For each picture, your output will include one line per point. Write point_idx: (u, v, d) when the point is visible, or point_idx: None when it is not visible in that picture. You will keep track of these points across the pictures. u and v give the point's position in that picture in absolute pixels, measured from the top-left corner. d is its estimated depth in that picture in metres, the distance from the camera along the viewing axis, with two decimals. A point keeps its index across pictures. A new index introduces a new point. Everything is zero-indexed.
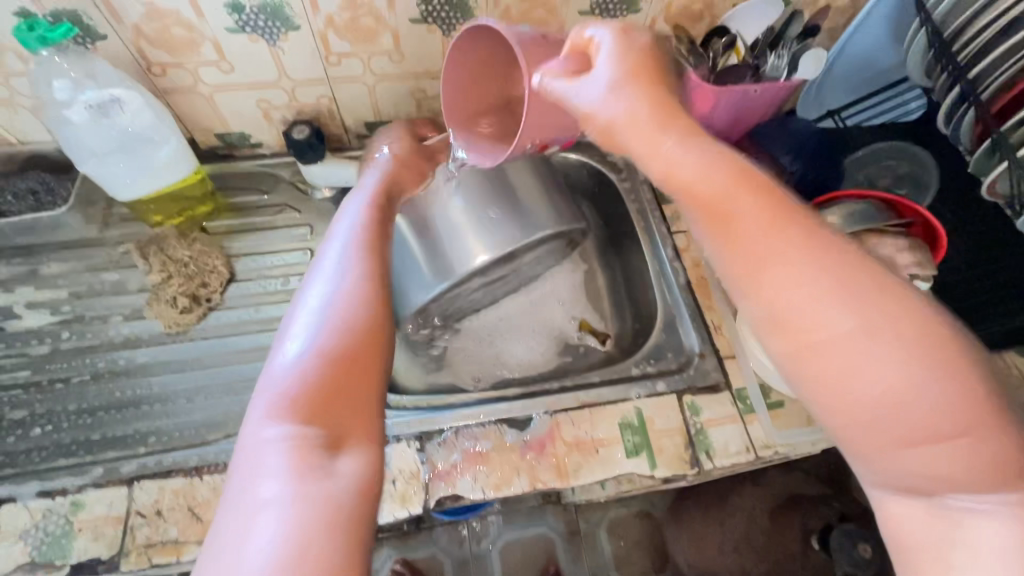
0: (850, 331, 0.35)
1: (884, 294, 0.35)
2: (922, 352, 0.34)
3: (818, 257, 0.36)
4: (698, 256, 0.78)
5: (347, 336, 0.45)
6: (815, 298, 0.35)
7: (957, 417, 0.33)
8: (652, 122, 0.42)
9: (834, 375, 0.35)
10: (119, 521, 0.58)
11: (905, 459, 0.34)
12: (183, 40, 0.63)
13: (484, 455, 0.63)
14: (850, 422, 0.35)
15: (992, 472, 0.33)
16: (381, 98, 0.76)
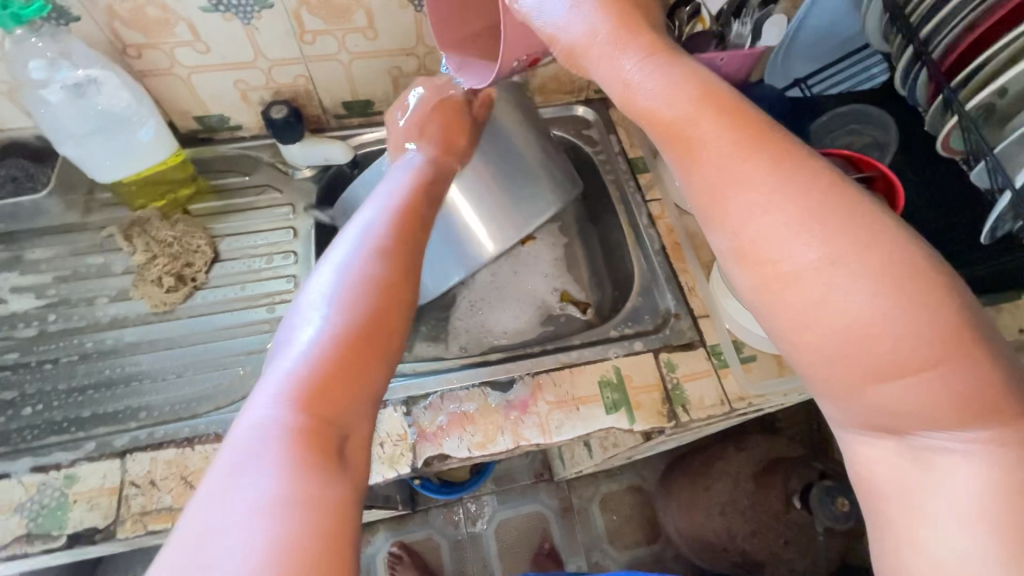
0: (816, 260, 0.34)
1: (851, 222, 0.34)
2: (887, 278, 0.33)
3: (788, 184, 0.36)
4: (672, 223, 0.80)
5: (360, 318, 0.42)
6: (777, 223, 0.35)
7: (929, 347, 0.32)
8: (613, 42, 0.44)
9: (799, 304, 0.35)
10: (114, 492, 0.59)
11: (871, 392, 0.34)
12: (158, 20, 0.64)
13: (469, 416, 0.65)
14: (815, 351, 0.35)
15: (964, 410, 0.32)
16: (357, 76, 0.77)
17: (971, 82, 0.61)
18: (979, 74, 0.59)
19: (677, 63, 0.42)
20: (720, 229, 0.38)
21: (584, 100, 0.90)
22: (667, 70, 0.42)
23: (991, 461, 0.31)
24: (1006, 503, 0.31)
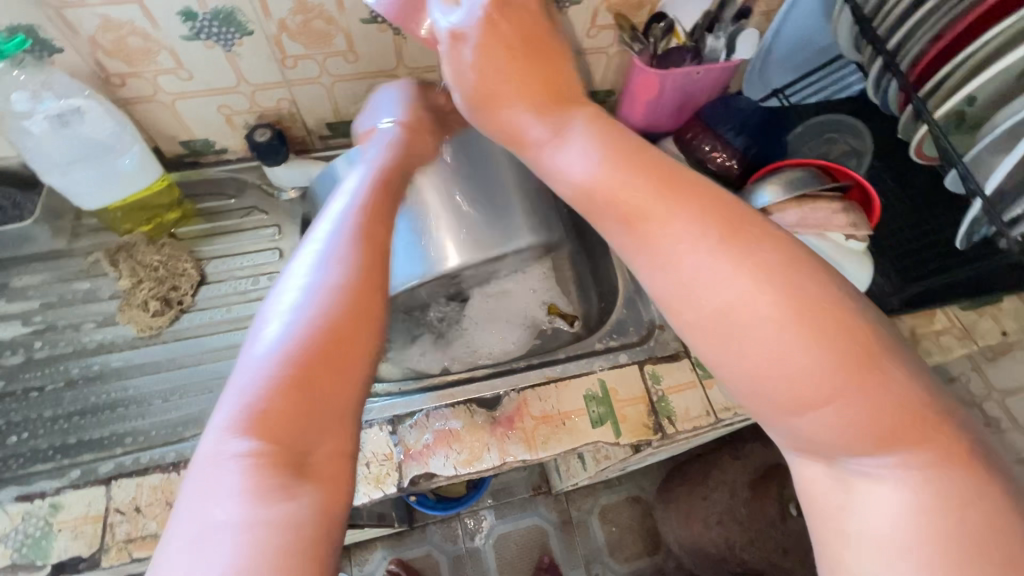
0: (734, 299, 0.36)
1: (765, 266, 0.36)
2: (793, 314, 0.35)
3: (709, 229, 0.38)
4: None
5: (317, 334, 0.38)
6: (706, 266, 0.37)
7: (834, 377, 0.34)
8: (517, 109, 0.46)
9: (726, 340, 0.36)
10: (99, 519, 0.59)
11: (795, 418, 0.35)
12: (140, 49, 0.65)
13: (455, 433, 0.65)
14: (744, 384, 0.36)
15: (870, 433, 0.33)
16: (340, 98, 0.78)
17: (938, 90, 0.62)
18: (944, 85, 0.61)
19: (583, 121, 0.46)
20: (646, 270, 0.40)
21: None
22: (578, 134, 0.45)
23: (905, 478, 0.33)
24: (923, 515, 0.32)
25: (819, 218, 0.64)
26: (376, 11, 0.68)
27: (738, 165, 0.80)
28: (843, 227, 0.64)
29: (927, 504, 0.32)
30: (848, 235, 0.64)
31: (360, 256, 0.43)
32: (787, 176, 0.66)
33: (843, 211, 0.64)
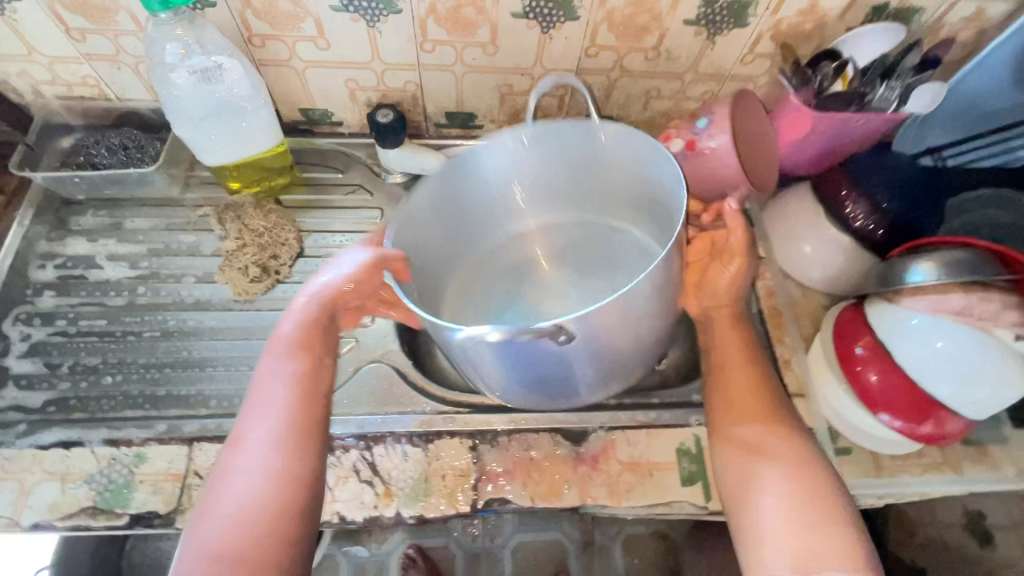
0: (762, 448, 0.56)
1: (787, 425, 0.58)
2: (804, 467, 0.54)
3: (755, 402, 0.59)
4: (773, 286, 0.76)
5: (269, 492, 0.48)
6: (747, 426, 0.58)
7: (819, 512, 0.51)
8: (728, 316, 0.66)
9: (748, 477, 0.55)
10: (178, 479, 0.59)
11: (776, 535, 0.51)
12: (288, 14, 0.64)
13: (536, 463, 0.62)
14: (749, 513, 0.53)
15: (845, 555, 0.49)
16: (466, 89, 0.75)
17: None
18: None
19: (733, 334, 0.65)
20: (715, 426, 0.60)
21: None
22: (712, 332, 0.66)
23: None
24: None
25: (986, 311, 0.56)
26: (530, 6, 0.64)
27: (883, 232, 0.70)
28: (1014, 324, 0.55)
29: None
30: (1018, 336, 0.55)
31: (307, 435, 0.52)
32: (948, 254, 0.57)
33: (1017, 308, 0.55)
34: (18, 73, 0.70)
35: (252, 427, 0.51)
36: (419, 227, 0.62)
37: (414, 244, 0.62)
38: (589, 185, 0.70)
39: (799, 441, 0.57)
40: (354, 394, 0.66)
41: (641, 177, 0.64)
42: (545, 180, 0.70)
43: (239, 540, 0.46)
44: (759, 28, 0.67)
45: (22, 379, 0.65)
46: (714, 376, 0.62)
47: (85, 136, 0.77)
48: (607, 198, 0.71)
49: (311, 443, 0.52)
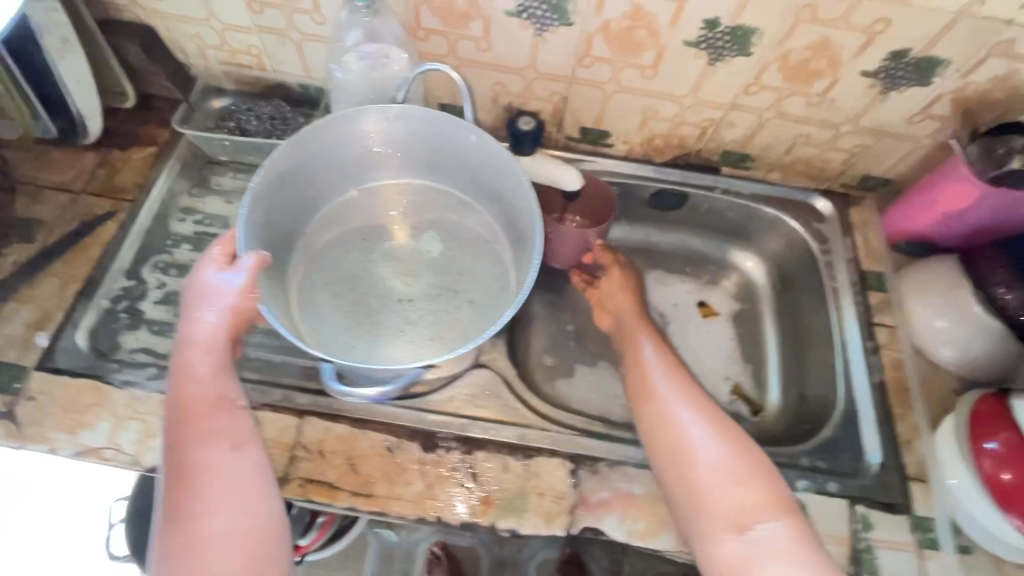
0: (687, 419, 0.59)
1: (693, 395, 0.61)
2: (713, 420, 0.59)
3: (678, 382, 0.63)
4: (898, 358, 0.72)
5: (212, 451, 0.49)
6: (671, 403, 0.61)
7: (744, 466, 0.55)
8: (650, 334, 0.69)
9: (679, 449, 0.57)
10: (287, 449, 0.61)
11: (711, 503, 0.54)
12: (462, 12, 0.64)
13: (635, 499, 0.61)
14: (686, 490, 0.56)
15: (773, 504, 0.53)
16: (610, 107, 0.74)
17: None
18: None
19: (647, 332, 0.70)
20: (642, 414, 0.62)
21: (824, 191, 0.83)
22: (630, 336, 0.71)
23: (786, 533, 0.52)
24: (799, 553, 0.51)
25: None
26: (705, 36, 0.62)
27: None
28: None
29: (792, 543, 0.51)
30: None
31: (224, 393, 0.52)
32: None
33: None
34: (190, 34, 0.74)
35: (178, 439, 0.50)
36: (270, 182, 0.61)
37: (259, 218, 0.61)
38: (447, 162, 0.70)
39: (718, 415, 0.60)
40: (460, 395, 0.66)
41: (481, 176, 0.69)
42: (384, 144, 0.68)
43: (207, 498, 0.47)
44: (942, 89, 0.63)
45: (154, 325, 0.68)
46: (633, 362, 0.67)
47: (233, 101, 0.80)
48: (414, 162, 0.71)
49: (244, 480, 0.49)
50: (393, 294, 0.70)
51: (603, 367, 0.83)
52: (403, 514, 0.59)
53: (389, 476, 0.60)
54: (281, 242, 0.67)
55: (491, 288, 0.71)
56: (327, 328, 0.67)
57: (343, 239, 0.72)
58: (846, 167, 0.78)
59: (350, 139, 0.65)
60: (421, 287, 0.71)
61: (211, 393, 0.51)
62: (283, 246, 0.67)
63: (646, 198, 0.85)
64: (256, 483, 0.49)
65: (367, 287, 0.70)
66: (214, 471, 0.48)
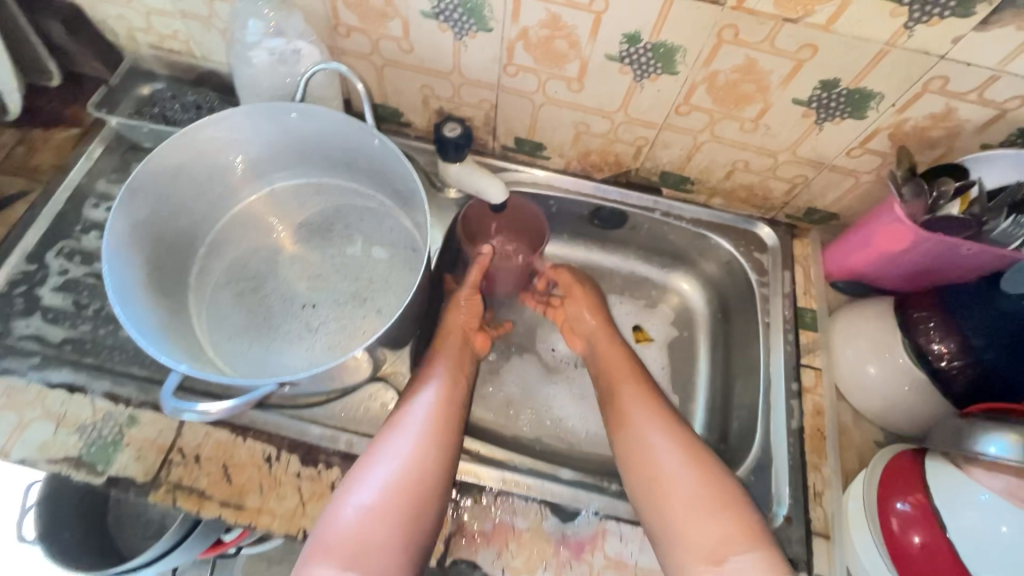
0: (660, 445, 0.60)
1: (665, 425, 0.62)
2: (685, 446, 0.60)
3: (648, 407, 0.65)
4: (822, 403, 0.68)
5: (409, 480, 0.56)
6: (651, 430, 0.62)
7: (718, 490, 0.56)
8: (624, 358, 0.72)
9: (655, 472, 0.59)
10: (161, 452, 0.59)
11: (688, 533, 0.54)
12: (378, 11, 0.61)
13: (517, 533, 0.58)
14: (658, 514, 0.57)
15: (746, 534, 0.53)
16: (541, 119, 0.71)
17: None
18: None
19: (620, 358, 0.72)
20: (620, 439, 0.64)
21: (770, 220, 0.79)
22: (602, 357, 0.73)
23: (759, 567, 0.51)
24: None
25: None
26: (627, 51, 0.59)
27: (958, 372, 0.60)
28: None
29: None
30: None
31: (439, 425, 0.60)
32: None
33: None
34: (116, 16, 0.72)
35: (386, 469, 0.56)
36: (157, 180, 0.60)
37: (142, 213, 0.60)
38: (361, 164, 0.69)
39: (693, 442, 0.61)
40: (354, 409, 0.65)
41: (397, 176, 0.67)
42: (291, 141, 0.66)
43: (376, 515, 0.54)
44: (879, 124, 0.59)
45: (49, 313, 0.66)
46: (609, 394, 0.69)
47: (164, 86, 0.79)
48: (330, 162, 0.70)
49: (426, 494, 0.55)
50: (297, 298, 0.68)
51: (525, 387, 0.80)
52: (272, 530, 0.57)
53: (263, 488, 0.58)
54: (179, 236, 0.66)
55: (400, 297, 0.69)
56: (219, 328, 0.66)
57: (254, 240, 0.71)
58: (789, 197, 0.74)
59: (243, 134, 0.63)
60: (326, 292, 0.69)
61: (445, 422, 0.61)
62: (183, 242, 0.67)
63: (585, 214, 0.82)
64: (414, 496, 0.55)
65: (270, 289, 0.69)
66: (421, 493, 0.55)
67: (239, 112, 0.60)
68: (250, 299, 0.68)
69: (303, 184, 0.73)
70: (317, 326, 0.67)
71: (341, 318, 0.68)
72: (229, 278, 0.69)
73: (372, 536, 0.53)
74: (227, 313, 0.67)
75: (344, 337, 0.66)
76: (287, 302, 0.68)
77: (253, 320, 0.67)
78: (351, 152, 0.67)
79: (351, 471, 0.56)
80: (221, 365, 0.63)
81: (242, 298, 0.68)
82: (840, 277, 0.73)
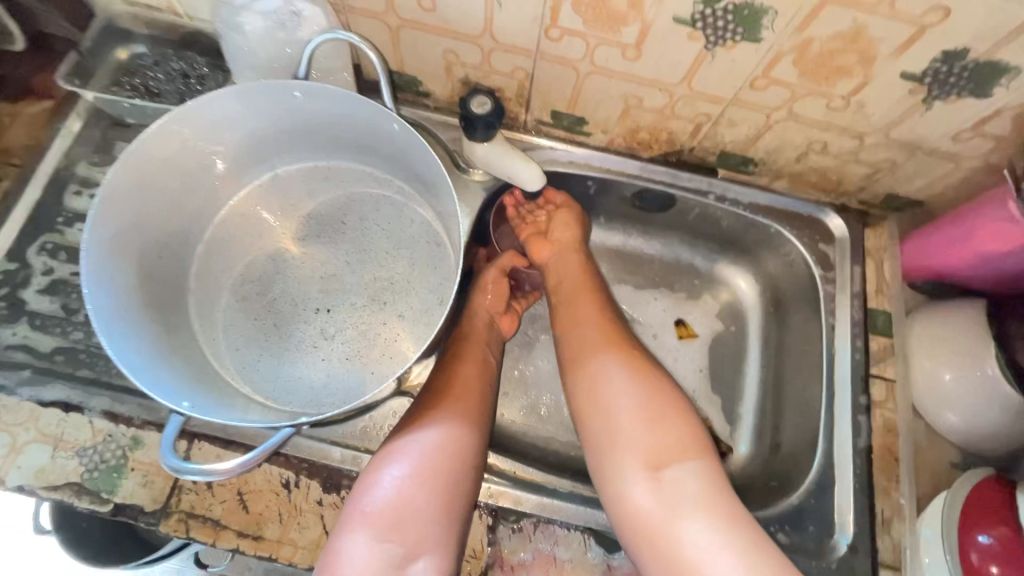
0: (625, 394, 0.55)
1: (607, 338, 0.60)
2: (648, 396, 0.54)
3: (615, 350, 0.58)
4: (893, 419, 0.61)
5: (442, 466, 0.51)
6: (615, 376, 0.56)
7: (685, 447, 0.52)
8: (581, 292, 0.65)
9: (613, 425, 0.54)
10: (169, 477, 0.53)
11: (627, 443, 0.52)
12: None
13: (559, 564, 0.54)
14: (613, 469, 0.52)
15: (712, 497, 0.49)
16: (585, 91, 0.61)
17: None
18: None
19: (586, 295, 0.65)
20: (574, 387, 0.58)
21: (839, 206, 0.70)
22: (560, 296, 0.66)
23: (701, 478, 0.50)
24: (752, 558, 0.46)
25: None
26: (702, 14, 0.48)
27: None
28: None
29: (708, 490, 0.49)
30: None
31: (471, 406, 0.56)
32: None
33: None
34: None
35: (412, 449, 0.51)
36: (137, 173, 0.51)
37: (127, 214, 0.52)
38: (375, 147, 0.60)
39: (659, 387, 0.55)
40: (378, 428, 0.61)
41: (418, 163, 0.58)
42: (293, 122, 0.57)
43: (402, 503, 0.49)
44: (1006, 104, 0.49)
45: (35, 319, 0.60)
46: (569, 330, 0.62)
47: (147, 51, 0.67)
48: (341, 144, 0.61)
49: (462, 482, 0.51)
50: (309, 301, 0.61)
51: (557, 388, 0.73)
52: (295, 562, 0.52)
53: (283, 517, 0.53)
54: (173, 235, 0.58)
55: (426, 302, 0.61)
56: (226, 337, 0.60)
57: (258, 236, 0.63)
58: (868, 182, 0.64)
59: (232, 115, 0.54)
60: (341, 294, 0.61)
61: (473, 402, 0.56)
62: (178, 240, 0.59)
63: (627, 196, 0.73)
64: (447, 484, 0.50)
65: (279, 291, 0.62)
66: (451, 482, 0.50)
67: (228, 92, 0.51)
68: (259, 305, 0.61)
69: (312, 168, 0.64)
70: (332, 335, 0.60)
71: (360, 325, 0.61)
72: (234, 279, 0.62)
73: (410, 504, 0.49)
74: (236, 321, 0.61)
75: (365, 347, 0.60)
76: (297, 309, 0.61)
77: (262, 330, 0.60)
78: (366, 135, 0.58)
79: (377, 455, 0.52)
80: (234, 380, 0.58)
81: (248, 305, 0.61)
82: (919, 276, 0.65)
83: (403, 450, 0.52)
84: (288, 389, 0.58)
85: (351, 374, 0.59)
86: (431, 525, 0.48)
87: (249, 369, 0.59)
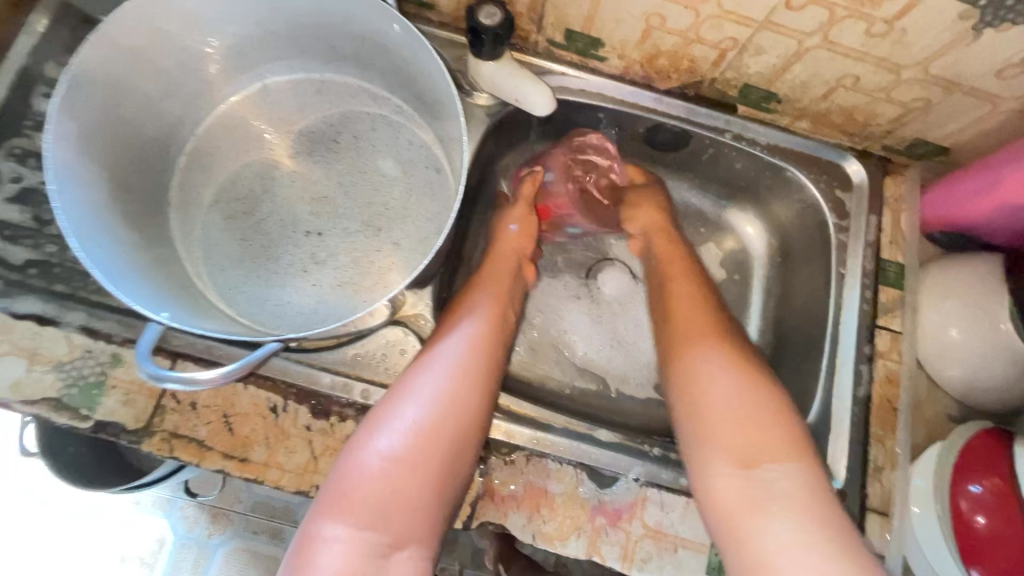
0: (727, 378, 0.51)
1: (709, 323, 0.56)
2: (751, 385, 0.50)
3: (715, 335, 0.55)
4: (895, 371, 0.60)
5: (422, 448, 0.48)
6: (716, 357, 0.52)
7: (783, 442, 0.47)
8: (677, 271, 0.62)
9: (708, 406, 0.50)
10: (152, 396, 0.52)
11: (716, 430, 0.49)
12: None
13: (550, 498, 0.53)
14: (703, 449, 0.49)
15: (805, 494, 0.45)
16: (604, 6, 0.55)
17: None
18: None
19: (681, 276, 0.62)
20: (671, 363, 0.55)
21: (860, 152, 0.66)
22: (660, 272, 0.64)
23: (800, 479, 0.45)
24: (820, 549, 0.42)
25: None
26: None
27: None
28: None
29: (807, 496, 0.44)
30: None
31: (466, 379, 0.52)
32: None
33: None
34: None
35: (391, 432, 0.48)
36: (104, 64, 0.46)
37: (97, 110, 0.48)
38: (371, 57, 0.55)
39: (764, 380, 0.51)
40: (370, 357, 0.57)
41: (418, 75, 0.53)
42: (282, 20, 0.52)
43: (379, 493, 0.46)
44: None
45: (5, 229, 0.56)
46: (664, 309, 0.60)
47: None
48: (335, 52, 0.56)
49: (443, 467, 0.48)
50: (299, 224, 0.58)
51: (556, 328, 0.72)
52: (281, 485, 0.51)
53: (269, 441, 0.52)
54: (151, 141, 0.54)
55: (423, 230, 0.58)
56: (208, 258, 0.56)
57: (246, 150, 0.59)
58: (897, 125, 0.61)
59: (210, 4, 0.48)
60: (332, 218, 0.58)
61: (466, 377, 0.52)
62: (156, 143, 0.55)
63: (639, 131, 0.69)
64: (426, 470, 0.47)
65: (267, 212, 0.58)
66: (431, 468, 0.47)
67: None
68: (246, 225, 0.58)
69: (302, 81, 0.59)
70: (323, 260, 0.57)
71: (353, 252, 0.57)
72: (218, 196, 0.58)
73: (389, 489, 0.46)
74: (219, 241, 0.57)
75: (359, 274, 0.57)
76: (286, 231, 0.57)
77: (248, 252, 0.57)
78: (360, 40, 0.53)
79: (365, 423, 0.49)
80: (217, 302, 0.55)
81: (233, 225, 0.58)
82: (937, 225, 0.63)
83: (387, 425, 0.48)
84: (276, 313, 0.55)
85: (341, 301, 0.56)
86: (408, 515, 0.46)
87: (235, 292, 0.56)
